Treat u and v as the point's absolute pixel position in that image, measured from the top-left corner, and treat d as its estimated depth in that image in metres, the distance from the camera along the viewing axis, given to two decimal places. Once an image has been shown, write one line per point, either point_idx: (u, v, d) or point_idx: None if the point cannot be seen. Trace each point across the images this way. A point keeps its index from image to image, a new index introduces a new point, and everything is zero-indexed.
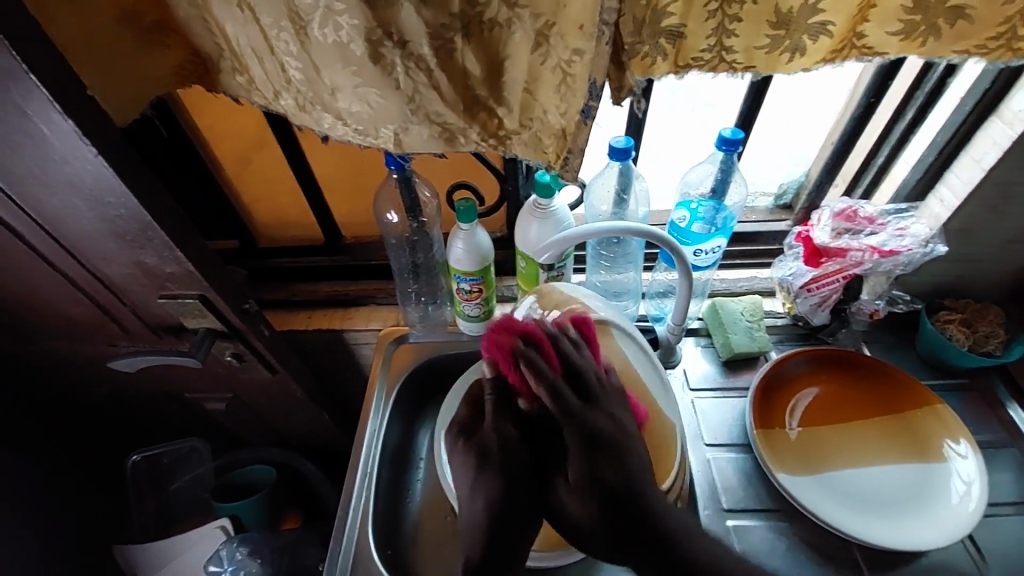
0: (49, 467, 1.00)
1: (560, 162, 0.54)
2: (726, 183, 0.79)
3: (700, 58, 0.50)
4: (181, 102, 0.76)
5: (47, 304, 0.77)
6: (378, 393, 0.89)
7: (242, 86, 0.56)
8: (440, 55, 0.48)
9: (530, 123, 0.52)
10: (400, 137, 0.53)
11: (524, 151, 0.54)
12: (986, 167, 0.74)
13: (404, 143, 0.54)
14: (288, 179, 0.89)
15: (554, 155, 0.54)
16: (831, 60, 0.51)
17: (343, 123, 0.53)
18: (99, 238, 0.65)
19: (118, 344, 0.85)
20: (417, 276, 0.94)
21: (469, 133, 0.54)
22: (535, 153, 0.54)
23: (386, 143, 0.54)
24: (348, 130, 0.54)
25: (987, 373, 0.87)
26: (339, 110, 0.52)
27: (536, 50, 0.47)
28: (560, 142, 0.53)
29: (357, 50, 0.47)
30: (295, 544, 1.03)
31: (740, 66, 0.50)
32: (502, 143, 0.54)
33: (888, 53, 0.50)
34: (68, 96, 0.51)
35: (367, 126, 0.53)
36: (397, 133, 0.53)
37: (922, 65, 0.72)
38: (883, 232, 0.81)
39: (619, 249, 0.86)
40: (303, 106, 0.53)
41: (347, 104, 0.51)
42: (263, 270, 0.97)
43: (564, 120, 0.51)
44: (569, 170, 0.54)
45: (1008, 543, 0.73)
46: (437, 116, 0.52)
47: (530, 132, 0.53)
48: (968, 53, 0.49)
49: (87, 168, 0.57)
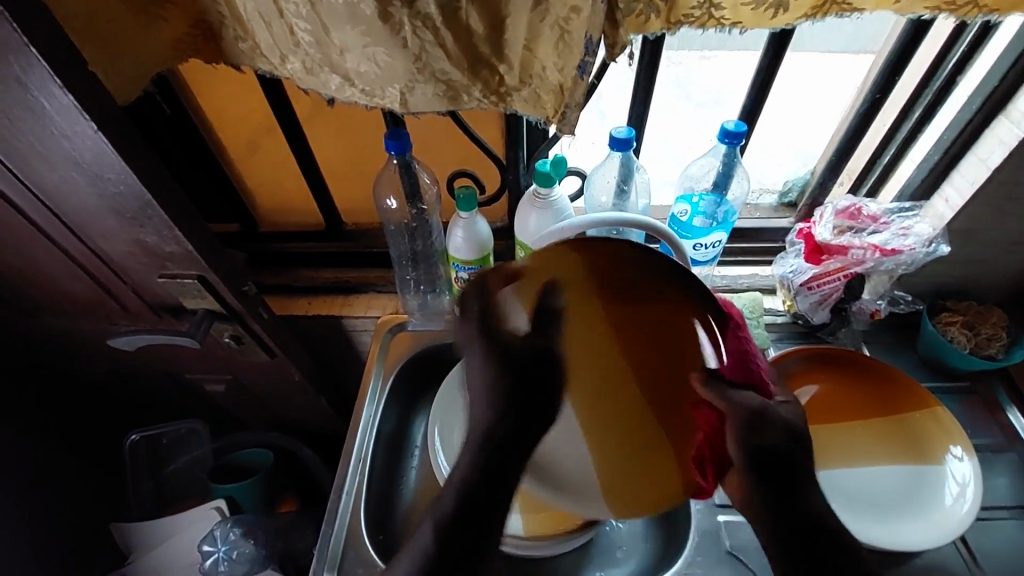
0: (48, 444, 1.01)
1: (558, 118, 0.53)
2: (727, 177, 0.79)
3: (690, 15, 0.50)
4: (184, 80, 0.76)
5: (48, 280, 0.78)
6: (374, 379, 0.90)
7: (246, 54, 0.56)
8: (446, 13, 0.48)
9: (530, 80, 0.52)
10: (405, 97, 0.53)
11: (525, 108, 0.54)
12: (992, 167, 0.72)
13: (410, 103, 0.54)
14: (291, 164, 0.88)
15: (552, 111, 0.53)
16: (813, 15, 0.50)
17: (351, 85, 0.53)
18: (99, 215, 0.66)
19: (118, 322, 0.86)
20: (416, 263, 0.94)
21: (472, 91, 0.53)
22: (535, 109, 0.54)
23: (392, 104, 0.54)
24: (355, 91, 0.54)
25: (988, 377, 0.86)
26: (347, 70, 0.52)
27: (536, 8, 0.47)
28: (558, 98, 0.52)
29: (367, 10, 0.46)
30: (289, 529, 1.05)
31: (727, 22, 0.50)
32: (503, 100, 0.54)
33: (866, 8, 0.49)
34: (69, 71, 0.52)
35: (374, 86, 0.52)
36: (402, 93, 0.53)
37: (948, 32, 0.69)
38: (886, 231, 0.81)
39: (619, 241, 0.86)
40: (312, 69, 0.53)
41: (355, 65, 0.51)
42: (264, 254, 0.97)
43: (561, 76, 0.51)
44: (566, 125, 0.54)
45: (1001, 548, 0.72)
46: (442, 73, 0.52)
47: (530, 89, 0.53)
48: (938, 9, 0.49)
49: (87, 143, 0.57)
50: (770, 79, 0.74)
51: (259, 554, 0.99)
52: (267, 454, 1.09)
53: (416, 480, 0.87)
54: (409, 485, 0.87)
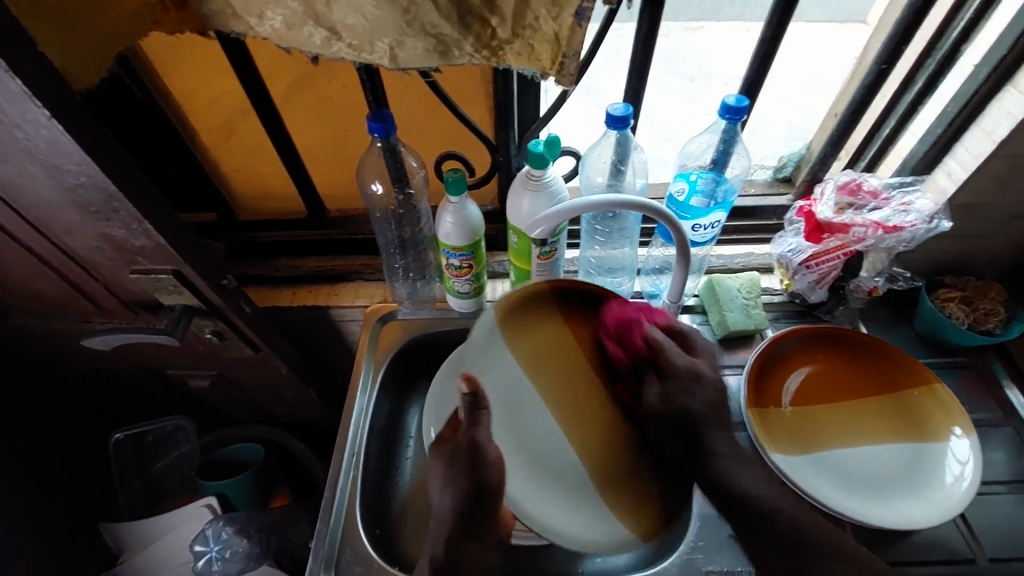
0: (28, 447, 0.97)
1: (556, 68, 0.50)
2: (727, 155, 0.76)
3: None
4: (148, 61, 0.70)
5: (12, 278, 0.73)
6: (365, 370, 0.87)
7: (214, 19, 0.51)
8: None
9: (523, 32, 0.48)
10: (395, 52, 0.48)
11: (519, 61, 0.51)
12: (998, 140, 0.70)
13: (399, 59, 0.49)
14: (266, 147, 0.83)
15: (550, 61, 0.50)
16: None
17: (337, 40, 0.48)
18: (61, 209, 0.61)
19: (92, 320, 0.82)
20: (403, 250, 0.91)
21: (463, 45, 0.49)
22: (530, 62, 0.50)
23: (382, 60, 0.49)
24: (342, 47, 0.49)
25: (983, 351, 0.87)
26: (333, 23, 0.47)
27: None
28: (555, 47, 0.49)
29: None
30: (283, 522, 1.02)
31: None
32: (495, 55, 0.50)
33: None
34: (14, 52, 0.46)
35: (362, 41, 0.48)
36: (392, 47, 0.48)
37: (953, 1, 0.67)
38: (887, 207, 0.79)
39: (615, 223, 0.82)
40: (293, 24, 0.48)
41: (342, 16, 0.46)
42: (245, 243, 0.94)
43: (556, 24, 0.47)
44: (567, 75, 0.51)
45: (1001, 522, 0.73)
46: (432, 27, 0.47)
47: (523, 41, 0.49)
48: None
49: (41, 132, 0.52)
50: (773, 51, 0.70)
51: (253, 551, 0.99)
52: (257, 449, 1.07)
53: (412, 472, 0.86)
54: (404, 475, 0.85)
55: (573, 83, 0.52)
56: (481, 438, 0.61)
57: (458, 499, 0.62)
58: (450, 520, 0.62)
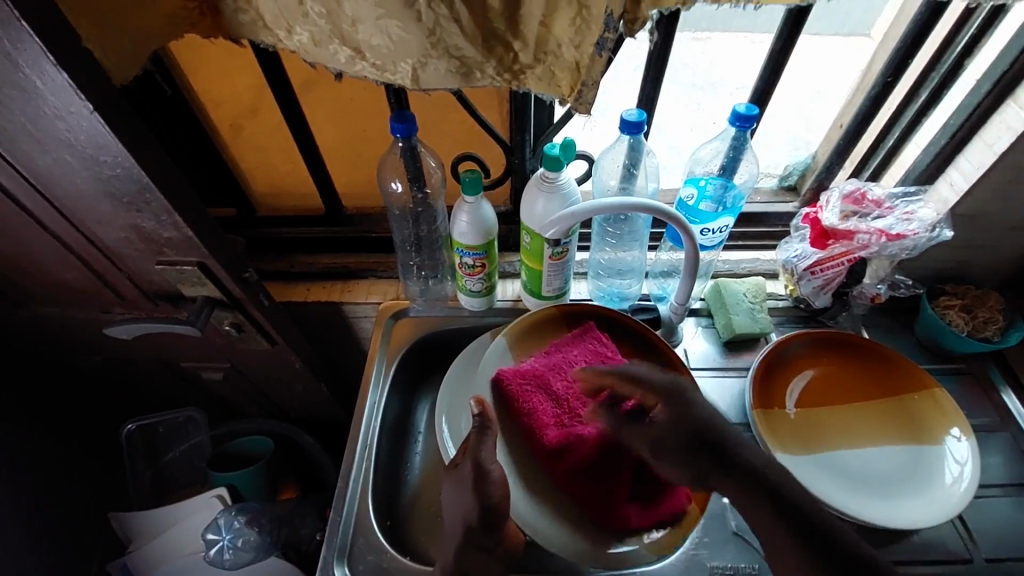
0: (43, 435, 0.99)
1: (574, 95, 0.53)
2: (737, 161, 0.78)
3: None
4: (177, 62, 0.73)
5: (38, 267, 0.75)
6: (377, 366, 0.89)
7: (246, 26, 0.53)
8: None
9: (545, 57, 0.51)
10: (418, 72, 0.51)
11: (539, 85, 0.53)
12: (999, 152, 0.72)
13: (421, 80, 0.51)
14: (288, 146, 0.86)
15: (568, 89, 0.53)
16: None
17: (362, 59, 0.50)
18: (94, 200, 0.63)
19: (113, 311, 0.84)
20: (418, 248, 0.92)
21: (485, 68, 0.52)
22: (549, 88, 0.53)
23: (403, 80, 0.51)
24: (365, 66, 0.51)
25: (982, 358, 0.89)
26: (358, 43, 0.49)
27: None
28: (575, 75, 0.52)
29: None
30: (293, 514, 1.05)
31: None
32: (516, 78, 0.53)
33: None
34: (63, 49, 0.49)
35: (385, 60, 0.50)
36: (414, 68, 0.50)
37: (961, 14, 0.68)
38: (890, 216, 0.81)
39: (627, 226, 0.85)
40: (319, 41, 0.50)
41: (367, 37, 0.48)
42: (262, 239, 0.96)
43: (578, 52, 0.50)
44: (583, 103, 0.54)
45: (997, 524, 0.74)
46: (455, 50, 0.50)
47: (545, 66, 0.52)
48: None
49: (82, 124, 0.54)
50: (782, 63, 0.73)
51: (264, 541, 1.01)
52: (267, 442, 1.09)
53: (421, 466, 0.88)
54: (414, 469, 0.87)
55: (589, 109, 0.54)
56: (484, 458, 0.64)
57: (469, 516, 0.63)
58: (460, 535, 0.62)
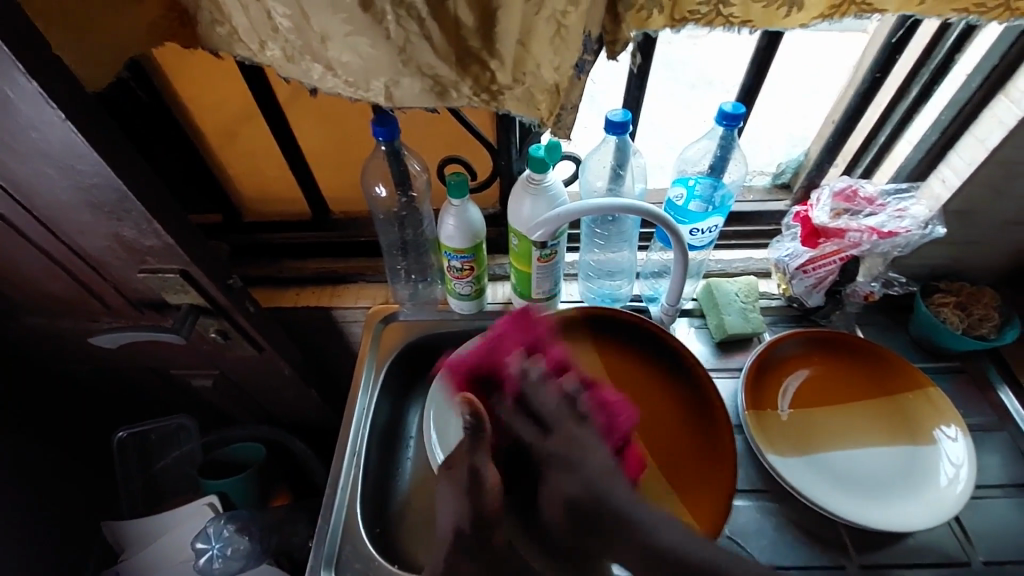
0: (33, 444, 0.98)
1: (553, 119, 0.52)
2: (726, 160, 0.77)
3: (696, 11, 0.48)
4: (159, 67, 0.72)
5: (20, 276, 0.74)
6: (366, 372, 0.88)
7: (222, 38, 0.52)
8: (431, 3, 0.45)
9: (523, 79, 0.49)
10: (391, 91, 0.50)
11: (518, 107, 0.52)
12: (990, 148, 0.72)
13: (395, 98, 0.51)
14: (273, 150, 0.85)
15: (547, 112, 0.52)
16: (829, 16, 0.48)
17: (333, 75, 0.49)
18: (73, 209, 0.63)
19: (100, 320, 0.83)
20: (406, 252, 0.92)
21: (460, 87, 0.51)
22: (528, 109, 0.52)
23: (377, 97, 0.51)
24: (338, 82, 0.50)
25: (979, 357, 0.87)
26: (328, 59, 0.48)
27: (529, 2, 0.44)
28: (553, 98, 0.50)
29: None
30: (283, 522, 1.03)
31: (737, 20, 0.48)
32: (494, 98, 0.52)
33: (887, 10, 0.48)
34: (35, 58, 0.48)
35: (358, 77, 0.49)
36: (387, 87, 0.50)
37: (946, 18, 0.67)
38: (883, 213, 0.79)
39: (615, 227, 0.84)
40: (291, 57, 0.49)
41: (337, 54, 0.47)
42: (248, 245, 0.95)
43: (557, 75, 0.48)
44: (561, 127, 0.54)
45: (994, 525, 0.73)
46: (428, 68, 0.49)
47: (524, 87, 0.50)
48: (967, 12, 0.48)
49: (56, 133, 0.54)
50: (768, 60, 0.72)
51: (255, 549, 1.00)
52: (259, 449, 1.08)
53: (412, 471, 0.86)
54: (404, 475, 0.86)
55: (567, 133, 0.55)
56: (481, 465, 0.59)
57: (460, 524, 0.58)
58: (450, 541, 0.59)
